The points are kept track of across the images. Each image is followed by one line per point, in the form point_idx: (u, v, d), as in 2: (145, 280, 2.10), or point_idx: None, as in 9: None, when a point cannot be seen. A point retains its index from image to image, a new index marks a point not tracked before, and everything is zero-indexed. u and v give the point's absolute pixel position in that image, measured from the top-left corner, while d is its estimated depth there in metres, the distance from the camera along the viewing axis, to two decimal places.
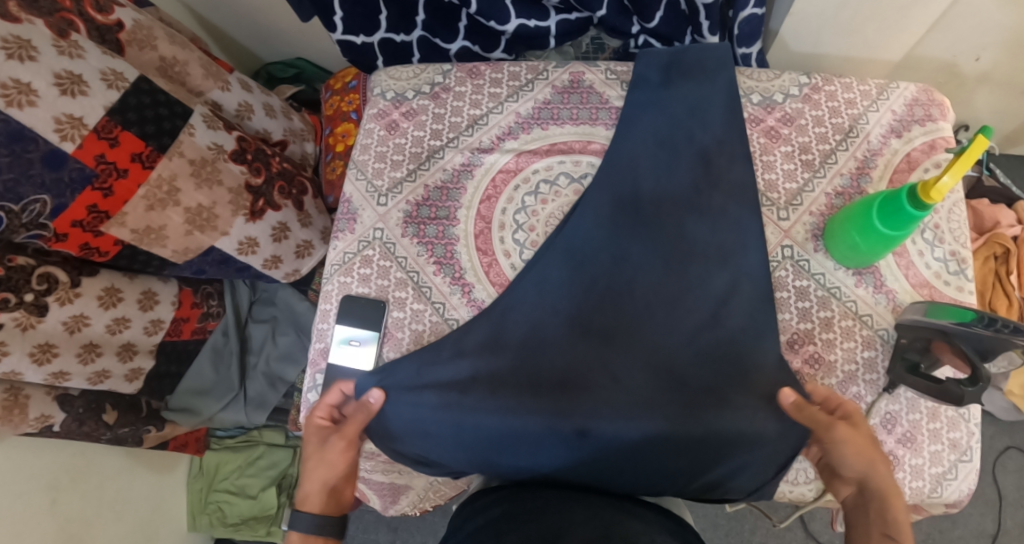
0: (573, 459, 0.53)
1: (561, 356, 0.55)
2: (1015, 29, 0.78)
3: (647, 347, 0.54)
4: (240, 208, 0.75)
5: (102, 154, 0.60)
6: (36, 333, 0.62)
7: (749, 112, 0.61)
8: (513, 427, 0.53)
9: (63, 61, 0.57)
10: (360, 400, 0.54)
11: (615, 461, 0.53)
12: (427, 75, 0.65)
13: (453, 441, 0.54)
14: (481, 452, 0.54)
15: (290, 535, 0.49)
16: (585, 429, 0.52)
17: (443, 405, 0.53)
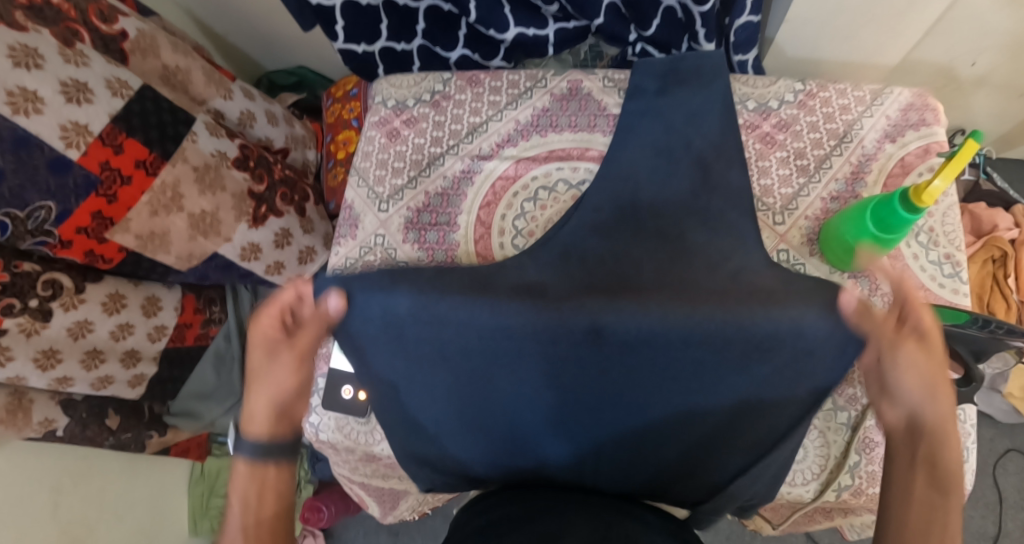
0: (551, 429, 0.53)
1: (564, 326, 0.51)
2: (1009, 33, 0.79)
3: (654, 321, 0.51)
4: (243, 214, 0.76)
5: (107, 160, 0.62)
6: (40, 339, 0.63)
7: (744, 118, 0.62)
8: (500, 361, 0.50)
9: (68, 70, 0.58)
10: (318, 305, 0.47)
11: (596, 429, 0.53)
12: (428, 84, 0.66)
13: (428, 385, 0.51)
14: (462, 405, 0.52)
15: (235, 463, 0.48)
16: (597, 328, 0.48)
17: (416, 314, 0.47)
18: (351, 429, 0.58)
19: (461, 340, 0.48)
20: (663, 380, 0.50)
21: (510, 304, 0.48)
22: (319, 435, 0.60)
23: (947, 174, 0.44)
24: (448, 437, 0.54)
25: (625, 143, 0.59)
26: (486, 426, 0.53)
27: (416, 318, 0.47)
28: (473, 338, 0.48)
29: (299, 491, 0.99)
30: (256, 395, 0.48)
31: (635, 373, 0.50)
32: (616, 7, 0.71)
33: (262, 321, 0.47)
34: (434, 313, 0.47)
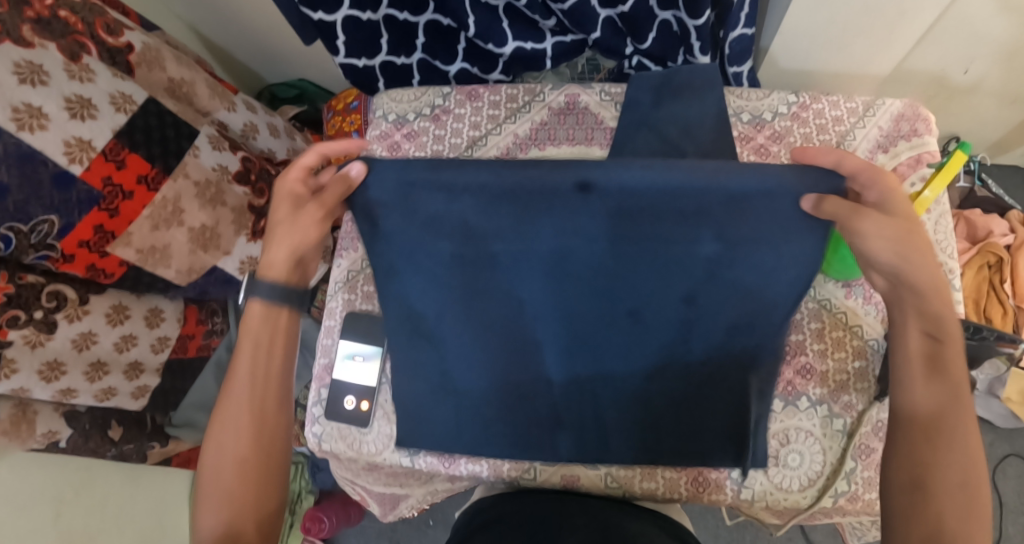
0: (557, 318, 0.51)
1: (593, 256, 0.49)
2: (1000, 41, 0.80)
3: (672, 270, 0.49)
4: (242, 227, 0.79)
5: (109, 176, 0.63)
6: (45, 351, 0.64)
7: (738, 130, 0.63)
8: (501, 236, 0.48)
9: (73, 86, 0.59)
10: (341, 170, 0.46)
11: (601, 321, 0.51)
12: (427, 98, 0.67)
13: (435, 283, 0.50)
14: (468, 303, 0.51)
15: (250, 304, 0.48)
16: (586, 181, 0.45)
17: (437, 187, 0.46)
18: (353, 438, 0.58)
19: (462, 214, 0.47)
20: (657, 252, 0.48)
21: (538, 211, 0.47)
22: (322, 445, 0.59)
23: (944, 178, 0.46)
24: (449, 334, 0.52)
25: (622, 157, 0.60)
26: (491, 316, 0.51)
27: (428, 184, 0.46)
28: (470, 214, 0.47)
29: (299, 502, 0.99)
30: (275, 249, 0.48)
31: (640, 244, 0.48)
32: (612, 21, 0.72)
33: (289, 179, 0.49)
34: (442, 180, 0.46)
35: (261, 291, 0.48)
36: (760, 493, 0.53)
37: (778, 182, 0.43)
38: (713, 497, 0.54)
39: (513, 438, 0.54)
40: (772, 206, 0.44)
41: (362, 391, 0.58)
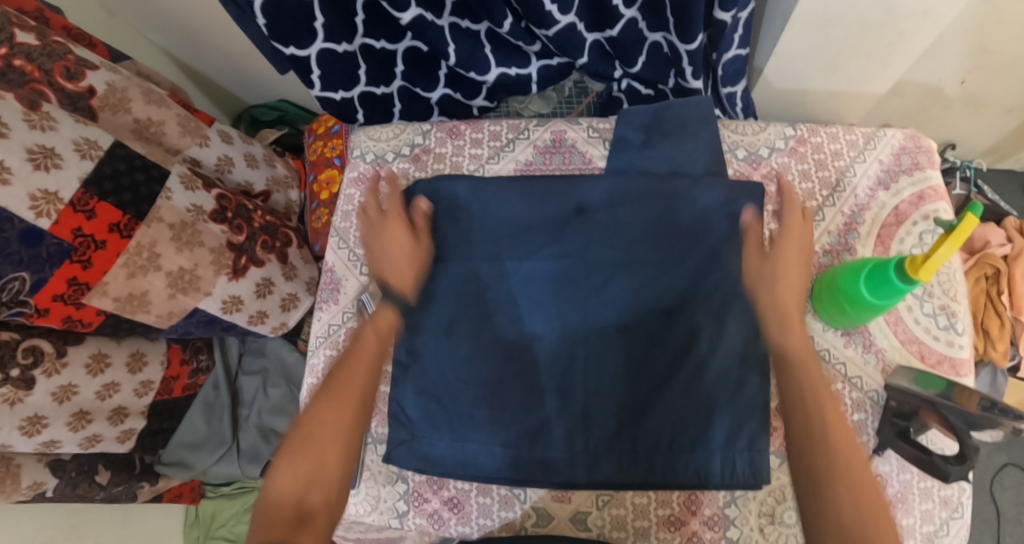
0: (554, 318, 0.56)
1: (587, 259, 0.57)
2: (999, 54, 0.77)
3: (649, 274, 0.56)
4: (222, 267, 0.73)
5: (79, 227, 0.60)
6: (24, 407, 0.62)
7: (734, 168, 0.60)
8: (511, 247, 0.58)
9: (35, 135, 0.55)
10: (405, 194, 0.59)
11: (591, 321, 0.56)
12: (407, 136, 0.63)
13: (446, 284, 0.57)
14: (474, 306, 0.57)
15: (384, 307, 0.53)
16: (581, 205, 0.57)
17: (470, 200, 0.58)
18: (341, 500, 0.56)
19: (491, 222, 0.58)
20: (640, 255, 0.56)
21: (541, 217, 0.58)
22: None
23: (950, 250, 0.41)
24: (457, 338, 0.56)
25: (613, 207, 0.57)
26: (491, 312, 0.57)
27: (465, 198, 0.58)
28: (498, 223, 0.58)
29: None
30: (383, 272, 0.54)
31: (627, 249, 0.57)
32: (600, 45, 0.69)
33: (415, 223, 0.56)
34: (478, 190, 0.58)
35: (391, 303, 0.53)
36: None
37: (718, 199, 0.56)
38: None
39: (507, 461, 0.54)
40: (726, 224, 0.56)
41: None
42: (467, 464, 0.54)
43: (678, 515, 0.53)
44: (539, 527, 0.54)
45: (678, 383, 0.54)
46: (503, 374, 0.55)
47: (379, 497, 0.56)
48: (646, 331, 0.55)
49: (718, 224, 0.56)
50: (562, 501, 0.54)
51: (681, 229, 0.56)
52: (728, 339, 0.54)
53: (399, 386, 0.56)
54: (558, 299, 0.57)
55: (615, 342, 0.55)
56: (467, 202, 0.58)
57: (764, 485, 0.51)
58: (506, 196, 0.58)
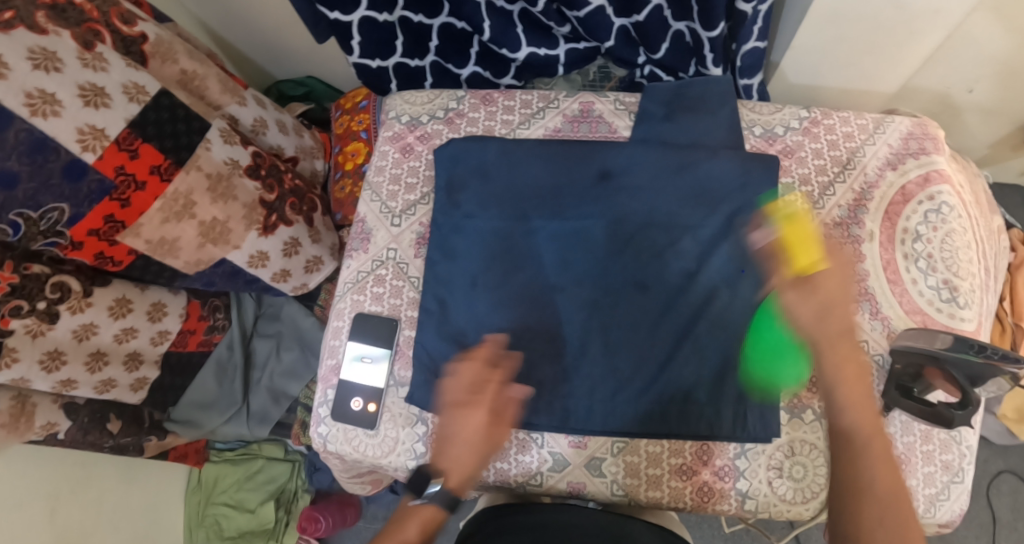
0: (577, 277, 0.58)
1: (613, 223, 0.58)
2: (1006, 63, 0.80)
3: (672, 239, 0.57)
4: (253, 223, 0.76)
5: (122, 166, 0.61)
6: (46, 341, 0.63)
7: (751, 144, 0.63)
8: (538, 208, 0.59)
9: (86, 74, 0.57)
10: (441, 153, 0.62)
11: (614, 282, 0.57)
12: (441, 101, 0.66)
13: (473, 241, 0.59)
14: (498, 264, 0.58)
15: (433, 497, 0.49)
16: (606, 171, 0.59)
17: (500, 161, 0.60)
18: (362, 441, 0.57)
19: (518, 186, 0.60)
20: (663, 222, 0.58)
21: (568, 180, 0.60)
22: (326, 446, 0.59)
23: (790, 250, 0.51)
24: (480, 291, 0.58)
25: (637, 173, 0.59)
26: (516, 269, 0.58)
27: (496, 159, 0.60)
28: (524, 186, 0.60)
29: (296, 500, 0.99)
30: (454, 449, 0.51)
31: (650, 215, 0.58)
32: (626, 30, 0.72)
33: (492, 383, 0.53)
34: (508, 151, 0.60)
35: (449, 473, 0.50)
36: (763, 504, 0.54)
37: (738, 171, 0.58)
38: (717, 508, 0.54)
39: (526, 410, 0.55)
40: (745, 195, 0.58)
41: (369, 393, 0.58)
42: None
43: (690, 466, 0.55)
44: (554, 471, 0.56)
45: (701, 344, 0.55)
46: (525, 330, 0.57)
47: (399, 439, 0.57)
48: (668, 295, 0.56)
49: (737, 193, 0.58)
50: (579, 446, 0.56)
51: (700, 193, 0.58)
52: (741, 300, 0.55)
53: (423, 331, 0.58)
54: (582, 259, 0.58)
55: (638, 304, 0.56)
56: (497, 162, 0.60)
57: (773, 437, 0.53)
58: (533, 160, 0.60)
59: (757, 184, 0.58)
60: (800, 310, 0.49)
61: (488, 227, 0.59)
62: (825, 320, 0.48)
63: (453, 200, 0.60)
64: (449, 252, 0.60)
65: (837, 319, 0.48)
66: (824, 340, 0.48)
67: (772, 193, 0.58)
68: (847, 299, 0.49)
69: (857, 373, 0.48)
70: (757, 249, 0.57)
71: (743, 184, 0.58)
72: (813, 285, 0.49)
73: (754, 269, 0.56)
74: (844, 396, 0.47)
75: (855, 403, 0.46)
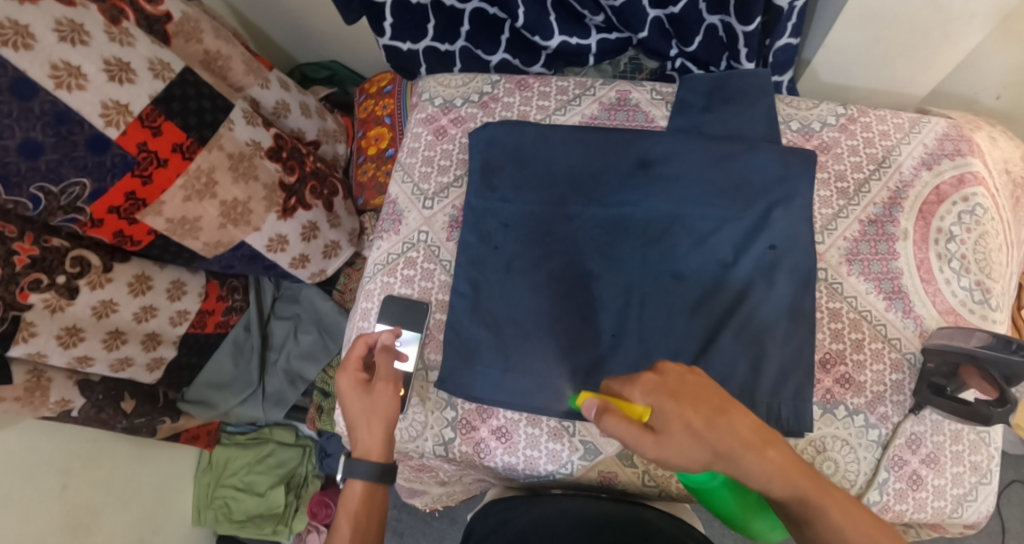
0: (613, 266, 0.57)
1: (651, 212, 0.58)
2: None
3: (709, 231, 0.57)
4: (274, 204, 0.73)
5: (144, 142, 0.59)
6: (65, 316, 0.62)
7: (788, 138, 0.63)
8: (574, 194, 0.59)
9: (113, 48, 0.56)
10: (479, 136, 0.61)
11: (648, 272, 0.57)
12: (476, 84, 0.65)
13: (506, 225, 0.59)
14: (532, 248, 0.58)
15: (351, 481, 0.49)
16: (644, 161, 0.59)
17: (537, 146, 0.60)
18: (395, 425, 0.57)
19: (555, 170, 0.60)
20: (700, 213, 0.58)
21: (606, 166, 0.59)
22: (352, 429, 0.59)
23: (612, 418, 0.38)
24: (515, 273, 0.58)
25: (675, 164, 0.59)
26: (551, 253, 0.58)
27: (534, 144, 0.60)
28: (562, 171, 0.60)
29: (306, 485, 0.98)
30: (359, 429, 0.49)
31: (687, 206, 0.58)
32: (661, 22, 0.71)
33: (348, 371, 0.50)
34: (547, 136, 0.60)
35: (360, 469, 0.48)
36: None
37: (779, 166, 0.58)
38: None
39: (557, 396, 0.55)
40: (784, 187, 0.58)
41: None
42: (517, 396, 0.55)
43: None
44: (585, 460, 0.56)
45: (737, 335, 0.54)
46: (558, 316, 0.56)
47: (427, 423, 0.57)
48: (702, 286, 0.57)
49: (776, 188, 0.58)
50: (612, 436, 0.55)
51: (738, 186, 0.58)
52: (776, 295, 0.55)
53: (456, 314, 0.57)
54: (618, 248, 0.58)
55: (670, 295, 0.56)
56: (536, 146, 0.60)
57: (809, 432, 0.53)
58: (572, 147, 0.60)
59: (795, 177, 0.58)
60: (677, 455, 0.38)
61: (523, 210, 0.59)
62: (707, 437, 0.38)
63: (489, 184, 0.60)
64: (485, 237, 0.59)
65: (712, 418, 0.38)
66: (722, 447, 0.38)
67: (810, 189, 0.58)
68: (700, 382, 0.40)
69: (759, 434, 0.39)
70: (794, 244, 0.57)
71: (781, 177, 0.58)
72: (659, 430, 0.38)
73: (792, 263, 0.56)
74: (769, 472, 0.39)
75: (778, 469, 0.39)
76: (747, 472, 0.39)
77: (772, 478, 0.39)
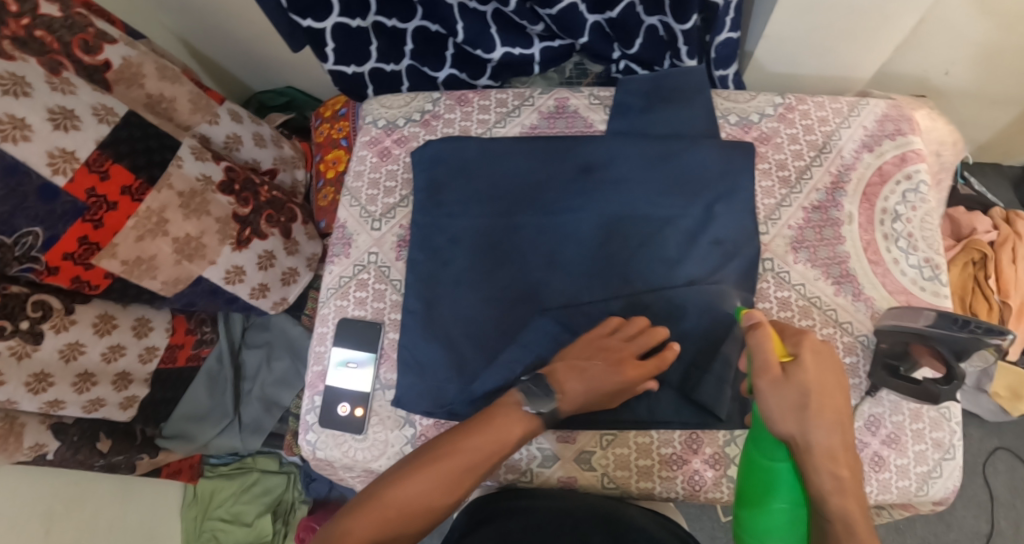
0: (561, 271, 0.58)
1: (597, 216, 0.59)
2: (988, 48, 0.79)
3: (654, 232, 0.58)
4: (227, 237, 0.74)
5: (93, 188, 0.60)
6: (32, 361, 0.62)
7: (727, 132, 0.64)
8: (518, 203, 0.60)
9: (55, 97, 0.57)
10: (423, 153, 0.62)
11: (595, 274, 0.57)
12: (417, 103, 0.66)
13: (453, 239, 0.60)
14: (481, 259, 0.59)
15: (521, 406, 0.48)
16: (587, 166, 0.60)
17: (479, 158, 0.61)
18: (354, 445, 0.57)
19: (498, 181, 0.60)
20: (647, 215, 0.58)
21: (548, 173, 0.60)
22: (317, 453, 0.59)
23: (766, 334, 0.46)
24: (463, 285, 0.58)
25: (614, 168, 0.59)
26: (499, 263, 0.58)
27: (476, 157, 0.61)
28: (507, 183, 0.60)
29: (293, 511, 0.99)
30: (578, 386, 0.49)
31: (628, 208, 0.58)
32: (600, 26, 0.72)
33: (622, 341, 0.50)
34: (488, 147, 0.61)
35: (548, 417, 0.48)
36: None
37: (718, 160, 0.59)
38: (710, 496, 0.54)
39: None
40: (726, 181, 0.58)
41: (356, 398, 0.58)
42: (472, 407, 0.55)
43: (680, 455, 0.54)
44: (545, 467, 0.56)
45: (685, 335, 0.54)
46: (508, 324, 0.57)
47: (388, 442, 0.57)
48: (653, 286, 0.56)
49: (720, 184, 0.58)
50: (567, 441, 0.56)
51: (677, 186, 0.58)
52: (727, 291, 0.55)
53: (408, 333, 0.58)
54: (566, 253, 0.58)
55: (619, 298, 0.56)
56: (479, 159, 0.61)
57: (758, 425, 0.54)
58: (512, 157, 0.61)
59: (731, 173, 0.59)
60: (780, 397, 0.44)
61: (468, 223, 0.60)
62: (812, 416, 0.43)
63: (434, 200, 0.61)
64: (433, 253, 0.60)
65: (826, 406, 0.44)
66: (813, 433, 0.43)
67: (750, 182, 0.58)
68: (839, 379, 0.45)
69: (848, 458, 0.43)
70: (734, 235, 0.57)
71: (723, 171, 0.58)
72: (788, 374, 0.45)
73: (736, 256, 0.57)
74: (834, 492, 0.41)
75: (844, 494, 0.42)
76: (816, 474, 0.42)
77: (830, 498, 0.41)
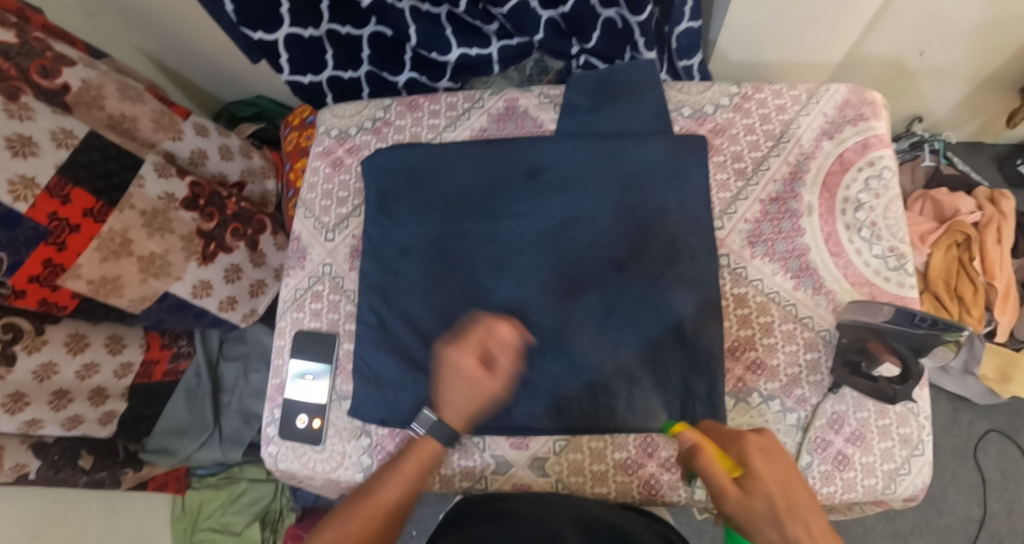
0: (512, 274, 0.57)
1: (547, 216, 0.58)
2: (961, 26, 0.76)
3: (606, 229, 0.57)
4: (192, 253, 0.75)
5: (54, 212, 0.61)
6: (5, 384, 0.62)
7: (681, 126, 0.62)
8: (468, 209, 0.59)
9: (13, 125, 0.57)
10: (372, 163, 0.61)
11: (547, 275, 0.56)
12: (369, 111, 0.66)
13: (403, 248, 0.59)
14: (431, 267, 0.58)
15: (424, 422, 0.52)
16: (535, 167, 0.59)
17: (425, 164, 0.61)
18: (312, 457, 0.57)
19: (447, 187, 0.60)
20: (598, 212, 0.57)
21: (497, 176, 0.59)
22: (279, 465, 0.59)
23: (705, 453, 0.42)
24: (415, 294, 0.58)
25: (563, 166, 0.58)
26: (448, 269, 0.58)
27: (424, 164, 0.61)
28: (456, 188, 0.60)
29: (281, 520, 1.00)
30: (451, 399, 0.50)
31: (579, 206, 0.57)
32: (555, 22, 0.70)
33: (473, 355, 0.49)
34: (437, 152, 0.60)
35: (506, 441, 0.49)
36: None
37: (667, 153, 0.57)
38: (666, 499, 0.54)
39: None
40: (676, 175, 0.57)
41: (314, 410, 0.58)
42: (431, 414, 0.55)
43: (634, 459, 0.54)
44: (499, 474, 0.56)
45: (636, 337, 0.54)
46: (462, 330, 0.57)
47: (346, 453, 0.57)
48: (605, 285, 0.55)
49: (671, 178, 0.57)
50: (521, 447, 0.56)
51: (628, 185, 0.57)
52: (680, 292, 0.54)
53: (362, 344, 0.58)
54: (516, 257, 0.57)
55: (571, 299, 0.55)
56: (427, 166, 0.61)
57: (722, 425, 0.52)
58: (461, 162, 0.60)
59: (684, 169, 0.57)
60: (750, 517, 0.40)
61: (417, 230, 0.59)
62: (784, 517, 0.39)
63: (385, 210, 0.60)
64: (384, 263, 0.59)
65: (793, 500, 0.40)
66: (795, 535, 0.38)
67: (703, 178, 0.57)
68: (791, 470, 0.42)
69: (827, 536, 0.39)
70: (690, 229, 0.56)
71: (676, 166, 0.57)
72: (744, 488, 0.41)
73: (689, 253, 0.55)
74: None
75: None
76: None
77: None
